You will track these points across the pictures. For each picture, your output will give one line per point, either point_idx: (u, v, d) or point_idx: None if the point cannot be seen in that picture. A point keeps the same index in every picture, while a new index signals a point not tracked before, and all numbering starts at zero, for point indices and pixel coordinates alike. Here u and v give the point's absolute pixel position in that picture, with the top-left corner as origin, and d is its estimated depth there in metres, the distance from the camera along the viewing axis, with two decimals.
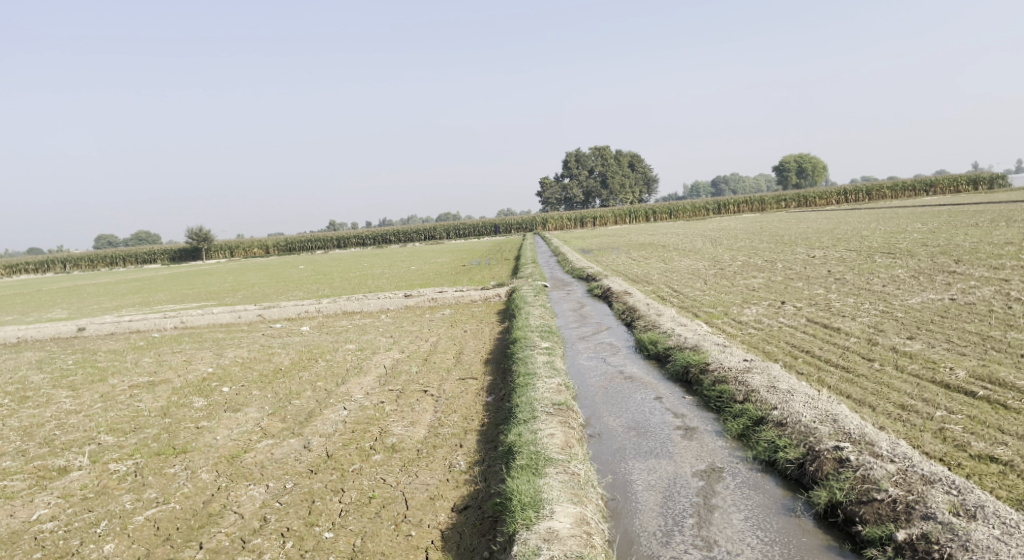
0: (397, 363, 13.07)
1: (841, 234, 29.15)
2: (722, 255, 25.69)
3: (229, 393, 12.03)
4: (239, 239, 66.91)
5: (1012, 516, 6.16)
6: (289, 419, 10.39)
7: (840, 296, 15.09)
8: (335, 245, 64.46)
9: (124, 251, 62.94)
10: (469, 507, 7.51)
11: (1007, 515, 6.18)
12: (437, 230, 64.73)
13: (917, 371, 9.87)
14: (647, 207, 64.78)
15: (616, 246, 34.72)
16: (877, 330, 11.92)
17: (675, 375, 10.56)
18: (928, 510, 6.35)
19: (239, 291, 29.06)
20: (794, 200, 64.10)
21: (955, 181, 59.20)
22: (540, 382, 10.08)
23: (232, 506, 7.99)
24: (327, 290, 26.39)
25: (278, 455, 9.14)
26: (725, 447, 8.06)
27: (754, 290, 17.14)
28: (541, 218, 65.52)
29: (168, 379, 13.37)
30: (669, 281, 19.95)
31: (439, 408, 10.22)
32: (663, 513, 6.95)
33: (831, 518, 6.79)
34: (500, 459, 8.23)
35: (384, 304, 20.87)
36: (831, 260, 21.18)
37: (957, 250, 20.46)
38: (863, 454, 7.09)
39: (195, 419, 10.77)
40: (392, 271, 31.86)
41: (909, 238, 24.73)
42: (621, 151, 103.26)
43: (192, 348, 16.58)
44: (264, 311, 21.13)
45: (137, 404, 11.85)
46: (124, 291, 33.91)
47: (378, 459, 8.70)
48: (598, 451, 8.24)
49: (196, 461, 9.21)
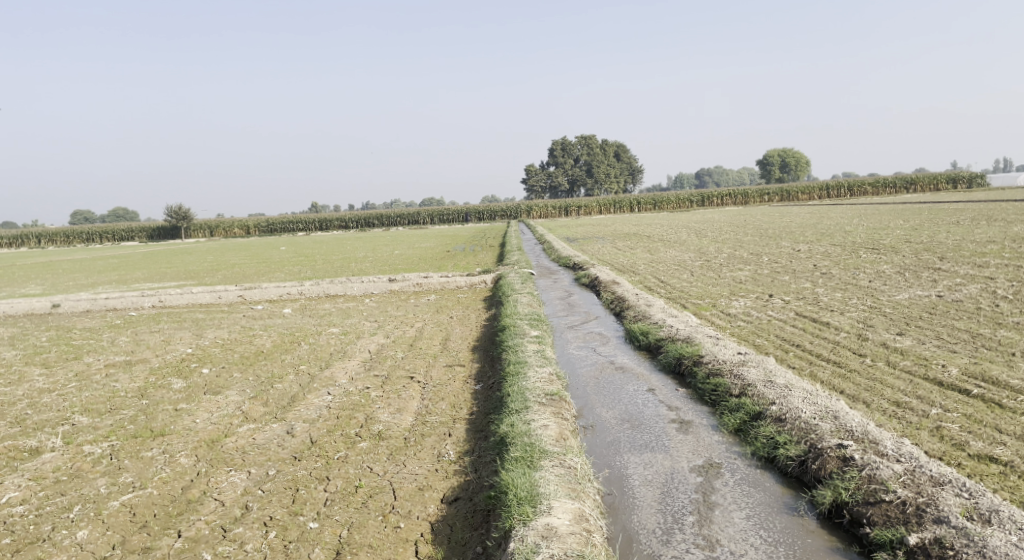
0: (382, 348, 12.77)
1: (825, 229, 29.17)
2: (707, 247, 25.58)
3: (210, 375, 11.69)
4: (220, 218, 66.02)
5: None
6: (271, 403, 10.09)
7: (828, 291, 14.98)
8: (317, 227, 63.73)
9: (102, 228, 61.84)
10: (460, 498, 7.28)
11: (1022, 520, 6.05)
12: (420, 215, 64.10)
13: (909, 368, 9.74)
14: (631, 198, 64.63)
15: (601, 235, 34.53)
16: (867, 326, 11.81)
17: (667, 367, 10.35)
18: (940, 513, 6.21)
19: (219, 271, 28.53)
20: (777, 195, 64.23)
21: (935, 179, 59.64)
22: (531, 371, 9.84)
23: (212, 493, 7.70)
24: (309, 272, 25.93)
25: (260, 441, 8.84)
26: (721, 442, 7.88)
27: (741, 283, 17.00)
28: (524, 205, 65.21)
29: (145, 359, 13.00)
30: (656, 272, 19.77)
31: (427, 395, 9.97)
32: (662, 510, 6.76)
33: (836, 519, 6.64)
34: (492, 449, 8.00)
35: (368, 288, 20.53)
36: (816, 255, 21.12)
37: (941, 247, 20.48)
38: (868, 453, 6.95)
39: (174, 401, 10.43)
40: (376, 255, 31.51)
41: (892, 234, 24.74)
42: (606, 140, 103.03)
43: (170, 328, 16.17)
44: (245, 292, 20.71)
45: (114, 384, 11.47)
46: (100, 268, 33.24)
47: (364, 447, 8.43)
48: (592, 443, 8.04)
49: (174, 445, 8.89)
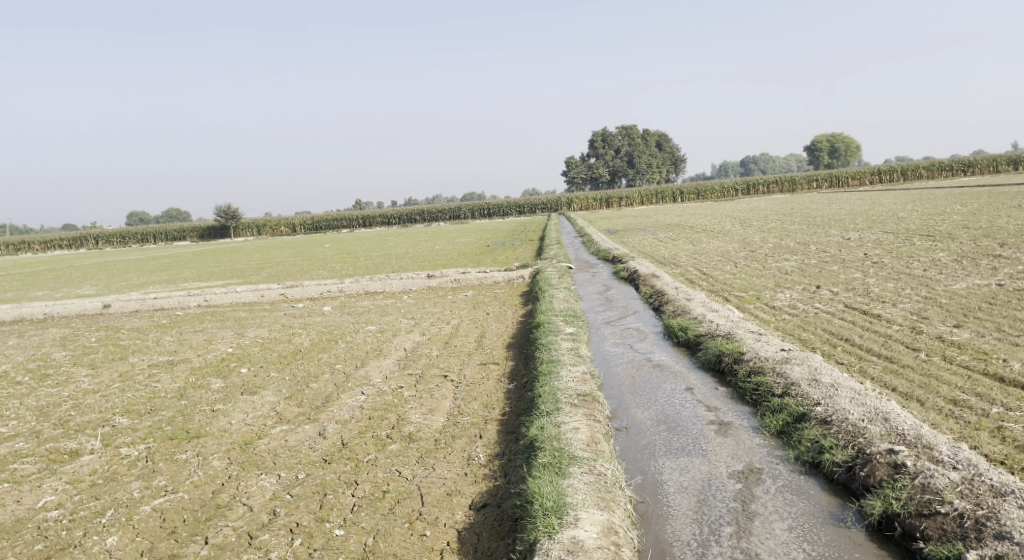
0: (417, 346, 12.64)
1: (876, 216, 28.15)
2: (752, 237, 24.87)
3: (247, 374, 11.72)
4: (267, 217, 67.30)
5: None
6: (305, 404, 10.03)
7: (879, 281, 14.33)
8: (360, 223, 64.29)
9: (155, 228, 63.58)
10: (487, 505, 7.07)
11: None
12: (462, 210, 64.13)
13: (967, 363, 9.18)
14: (674, 187, 63.54)
15: (643, 226, 34.08)
16: (921, 318, 11.20)
17: (706, 364, 9.96)
18: (1002, 528, 5.75)
19: (264, 270, 28.87)
20: (825, 180, 62.43)
21: (994, 161, 57.34)
22: (564, 370, 9.57)
23: (241, 498, 7.64)
24: (350, 269, 26.05)
25: (292, 442, 8.77)
26: (763, 445, 7.50)
27: (787, 273, 16.41)
28: (565, 198, 64.51)
29: (187, 359, 13.12)
30: (698, 264, 19.28)
31: (459, 395, 9.78)
32: (698, 520, 6.43)
33: (887, 532, 6.23)
34: (521, 453, 7.76)
35: (407, 284, 20.47)
36: (867, 243, 20.31)
37: (1000, 233, 19.50)
38: (921, 459, 6.51)
39: (211, 402, 10.45)
40: (417, 250, 31.53)
41: (948, 220, 23.68)
42: (648, 129, 101.65)
43: (213, 327, 16.32)
44: (287, 290, 20.85)
45: (155, 384, 11.58)
46: (152, 268, 33.99)
47: (394, 450, 8.28)
48: (626, 446, 7.74)
49: (208, 447, 8.88)
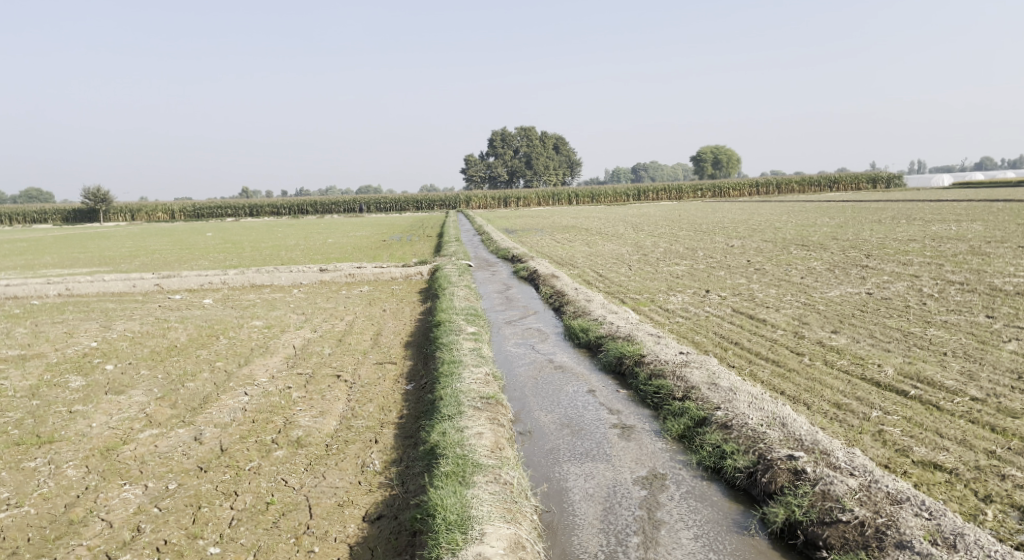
0: (308, 343, 11.92)
1: (756, 225, 29.53)
2: (644, 241, 25.42)
3: (114, 372, 10.64)
4: (143, 202, 62.97)
5: (994, 547, 5.74)
6: (180, 405, 9.17)
7: (763, 287, 14.86)
8: (247, 212, 61.37)
9: (14, 209, 58.41)
10: (383, 516, 6.62)
11: (988, 546, 5.76)
12: (355, 203, 62.38)
13: (846, 367, 9.54)
14: (570, 189, 64.51)
15: (539, 227, 34.21)
16: (803, 323, 11.63)
17: (607, 367, 9.87)
18: (903, 538, 5.87)
19: (137, 258, 26.78)
20: (709, 190, 65.27)
21: (856, 179, 62.08)
22: (466, 372, 9.22)
23: (100, 512, 6.80)
24: (234, 261, 24.58)
25: (163, 448, 7.95)
26: (665, 449, 7.45)
27: (679, 277, 16.77)
28: (462, 196, 64.01)
29: (42, 353, 11.80)
30: (594, 266, 19.42)
31: (353, 397, 9.23)
32: (605, 529, 6.25)
33: (789, 540, 6.26)
34: (421, 460, 7.35)
35: (296, 278, 19.48)
36: (749, 250, 21.14)
37: (866, 244, 20.81)
38: (820, 466, 6.61)
39: (69, 403, 9.38)
40: (309, 243, 30.27)
41: (820, 232, 25.09)
42: (544, 132, 103.08)
43: (75, 319, 14.84)
44: (163, 280, 19.34)
45: (1, 382, 10.30)
46: (6, 252, 30.83)
47: (280, 456, 7.66)
48: (530, 452, 7.48)
49: (63, 453, 7.91)
